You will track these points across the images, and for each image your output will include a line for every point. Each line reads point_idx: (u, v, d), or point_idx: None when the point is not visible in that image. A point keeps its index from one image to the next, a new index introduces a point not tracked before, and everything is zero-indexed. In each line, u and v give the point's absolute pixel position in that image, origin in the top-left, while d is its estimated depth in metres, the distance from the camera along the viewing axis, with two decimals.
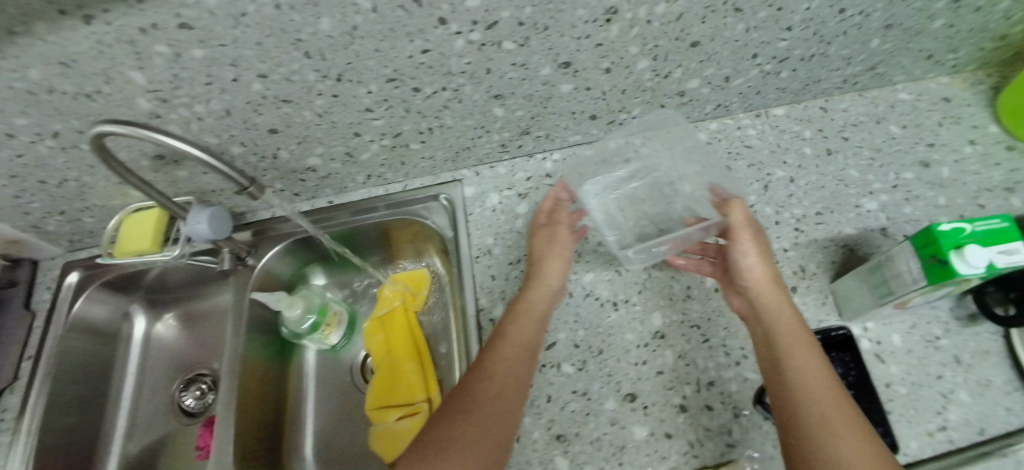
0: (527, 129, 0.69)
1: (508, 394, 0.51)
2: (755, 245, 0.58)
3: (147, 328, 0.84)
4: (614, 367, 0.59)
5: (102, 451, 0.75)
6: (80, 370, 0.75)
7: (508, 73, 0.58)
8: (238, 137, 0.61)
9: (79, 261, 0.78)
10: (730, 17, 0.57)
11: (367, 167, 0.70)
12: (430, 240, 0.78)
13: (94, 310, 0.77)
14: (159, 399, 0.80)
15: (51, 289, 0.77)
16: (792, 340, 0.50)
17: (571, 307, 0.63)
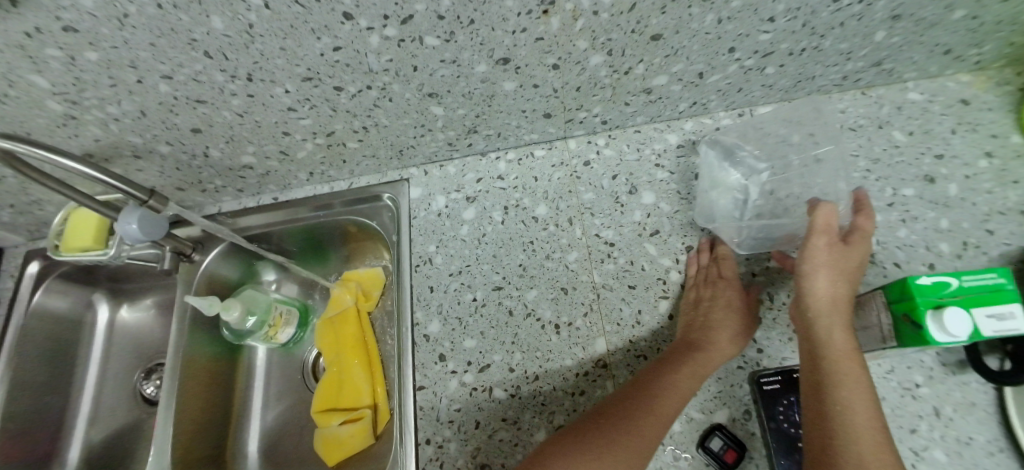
0: (474, 128, 0.63)
1: (606, 455, 0.46)
2: (840, 252, 0.50)
3: (111, 316, 0.84)
4: (548, 396, 0.55)
5: (64, 437, 0.76)
6: (42, 358, 0.75)
7: (440, 71, 0.54)
8: (162, 137, 0.59)
9: (38, 251, 0.78)
10: (696, 7, 0.49)
11: (306, 165, 0.67)
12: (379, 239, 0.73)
13: (55, 301, 0.78)
14: (121, 387, 0.81)
15: (14, 277, 0.78)
16: (839, 366, 0.44)
17: (510, 327, 0.58)
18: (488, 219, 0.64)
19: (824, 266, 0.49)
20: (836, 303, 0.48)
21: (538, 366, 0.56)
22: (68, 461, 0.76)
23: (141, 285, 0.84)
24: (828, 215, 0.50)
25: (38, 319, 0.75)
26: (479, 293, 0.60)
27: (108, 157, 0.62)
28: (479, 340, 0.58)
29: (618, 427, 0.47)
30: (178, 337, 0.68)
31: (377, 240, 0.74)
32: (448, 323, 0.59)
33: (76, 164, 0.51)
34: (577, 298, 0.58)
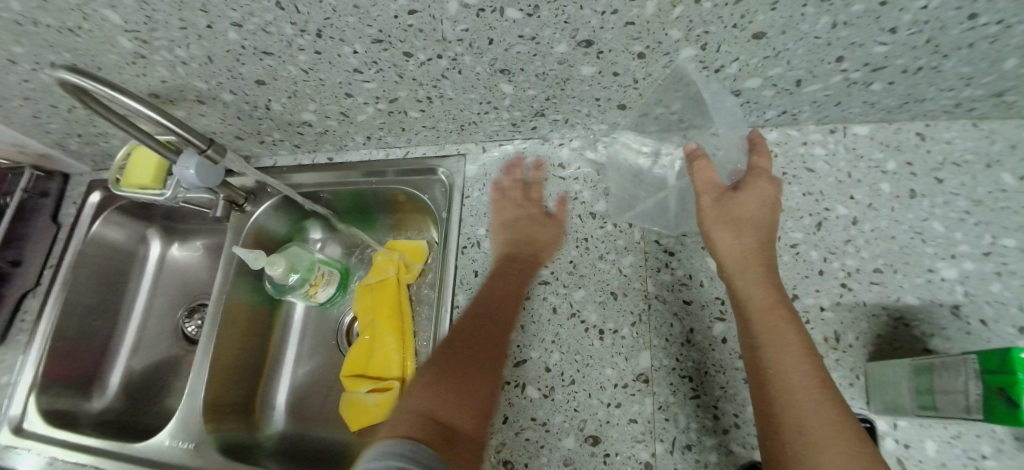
0: (542, 111, 0.59)
1: (484, 361, 0.48)
2: (731, 202, 0.49)
3: (161, 253, 0.86)
4: (582, 403, 0.52)
5: (109, 362, 0.80)
6: (94, 285, 0.79)
7: (516, 47, 0.50)
8: (226, 86, 0.58)
9: (101, 182, 0.80)
10: (811, 7, 0.44)
11: (364, 129, 0.64)
12: (428, 213, 0.71)
13: (111, 232, 0.80)
14: (164, 323, 0.83)
15: (77, 204, 0.81)
16: (765, 326, 0.43)
17: (552, 325, 0.55)
18: (542, 209, 0.61)
19: (718, 224, 0.49)
20: (746, 259, 0.48)
21: (575, 371, 0.53)
22: (110, 385, 0.80)
23: (192, 227, 0.85)
24: (706, 171, 0.50)
25: (93, 247, 0.78)
26: (523, 285, 0.58)
27: (173, 99, 0.62)
28: (517, 333, 0.56)
29: (478, 338, 0.50)
30: (223, 283, 0.70)
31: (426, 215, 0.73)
32: None
33: (148, 109, 0.51)
34: (626, 305, 0.55)
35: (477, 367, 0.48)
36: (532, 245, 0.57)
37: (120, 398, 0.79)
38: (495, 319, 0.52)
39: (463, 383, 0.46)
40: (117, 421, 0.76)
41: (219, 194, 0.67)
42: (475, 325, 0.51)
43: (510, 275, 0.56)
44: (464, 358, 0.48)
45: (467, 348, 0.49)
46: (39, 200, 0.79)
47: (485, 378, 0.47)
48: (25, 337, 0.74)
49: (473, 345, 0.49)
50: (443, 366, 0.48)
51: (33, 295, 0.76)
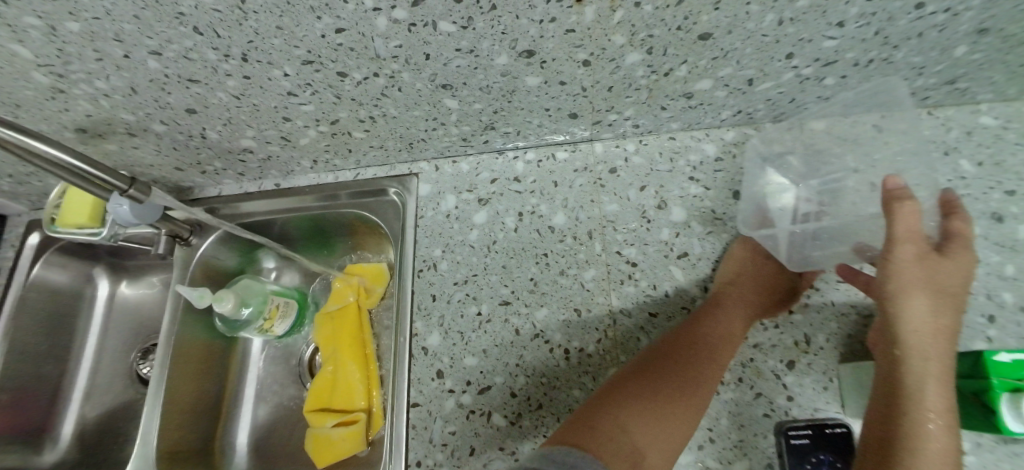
0: (491, 124, 0.57)
1: (624, 398, 0.48)
2: (934, 264, 0.42)
3: (112, 292, 0.81)
4: (551, 426, 0.51)
5: (59, 411, 0.75)
6: (39, 331, 0.74)
7: (456, 60, 0.48)
8: (156, 116, 0.55)
9: (39, 223, 0.76)
10: (752, 5, 0.42)
11: (310, 152, 0.62)
12: (384, 234, 0.69)
13: (54, 275, 0.75)
14: (119, 365, 0.79)
15: (14, 248, 0.76)
16: (920, 419, 0.38)
17: (514, 348, 0.53)
18: (500, 225, 0.58)
19: (918, 288, 0.41)
20: (931, 337, 0.40)
21: (542, 393, 0.52)
22: (62, 436, 0.75)
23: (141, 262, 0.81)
24: (912, 218, 0.42)
25: (35, 291, 0.73)
26: (483, 307, 0.55)
27: (102, 133, 0.58)
28: (479, 359, 0.54)
29: (654, 376, 0.49)
30: (172, 323, 0.66)
31: (383, 239, 0.70)
32: (449, 337, 0.55)
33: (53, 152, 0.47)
34: (590, 322, 0.53)
35: (687, 400, 0.47)
36: (740, 277, 0.55)
37: (73, 451, 0.74)
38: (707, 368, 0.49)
39: (659, 416, 0.47)
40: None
41: (161, 231, 0.64)
42: (697, 359, 0.49)
43: (716, 310, 0.52)
44: (655, 397, 0.48)
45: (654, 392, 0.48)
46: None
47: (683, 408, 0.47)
48: None
49: (630, 383, 0.48)
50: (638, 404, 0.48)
51: None
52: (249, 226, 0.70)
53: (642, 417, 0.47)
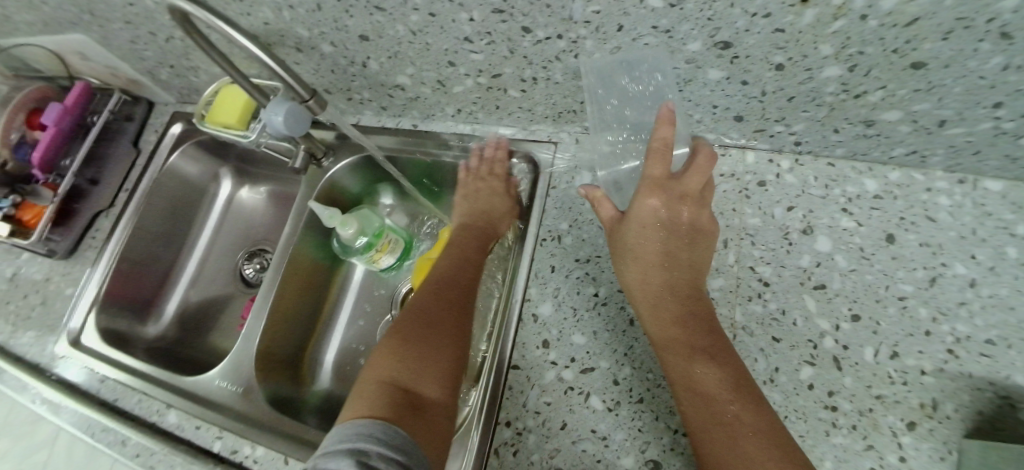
0: (650, 110, 0.56)
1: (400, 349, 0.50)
2: (624, 220, 0.53)
3: (230, 194, 0.86)
4: (647, 423, 0.50)
5: (169, 289, 0.82)
6: (165, 214, 0.80)
7: (644, 38, 0.47)
8: (329, 37, 0.56)
9: (184, 114, 0.81)
10: (990, 42, 0.38)
11: (458, 101, 0.62)
12: (505, 198, 0.69)
13: (186, 166, 0.81)
14: (224, 262, 0.84)
15: (159, 133, 0.82)
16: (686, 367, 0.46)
17: (626, 337, 0.52)
18: None
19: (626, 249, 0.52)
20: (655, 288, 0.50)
21: (645, 389, 0.51)
22: (166, 312, 0.81)
23: (263, 172, 0.85)
24: (606, 205, 0.55)
25: (168, 178, 0.79)
26: (601, 290, 0.55)
27: (271, 43, 0.60)
28: (588, 339, 0.53)
29: (428, 324, 0.52)
30: (292, 235, 0.69)
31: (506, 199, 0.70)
32: (561, 309, 0.55)
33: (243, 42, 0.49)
34: None
35: (440, 343, 0.51)
36: (613, 225, 0.53)
37: (173, 330, 0.80)
38: (447, 304, 0.55)
39: (428, 363, 0.49)
40: (168, 351, 0.77)
41: (301, 146, 0.67)
42: (450, 300, 0.55)
43: (449, 262, 0.60)
44: (416, 342, 0.51)
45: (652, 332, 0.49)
46: (124, 123, 0.81)
47: (450, 338, 0.52)
48: (93, 255, 0.76)
49: (410, 335, 0.52)
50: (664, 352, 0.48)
51: (107, 214, 0.79)
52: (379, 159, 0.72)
53: (427, 363, 0.49)
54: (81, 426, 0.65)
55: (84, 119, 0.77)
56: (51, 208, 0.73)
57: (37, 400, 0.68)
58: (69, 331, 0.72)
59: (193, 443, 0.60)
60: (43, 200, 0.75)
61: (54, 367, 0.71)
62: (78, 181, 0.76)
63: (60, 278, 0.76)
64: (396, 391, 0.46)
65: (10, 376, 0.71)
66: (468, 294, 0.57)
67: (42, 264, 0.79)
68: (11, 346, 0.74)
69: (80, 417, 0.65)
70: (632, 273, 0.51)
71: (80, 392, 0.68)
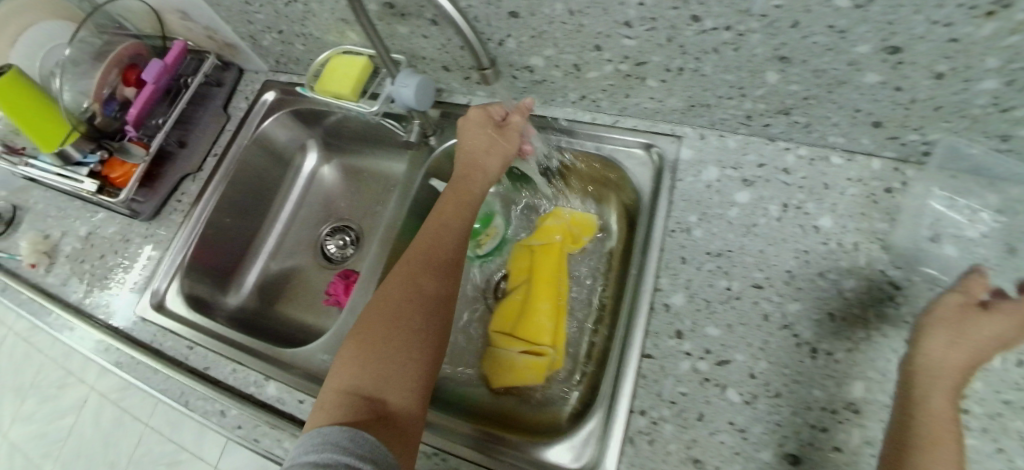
0: (789, 108, 0.56)
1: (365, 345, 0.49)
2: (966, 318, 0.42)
3: (314, 168, 0.86)
4: (786, 417, 0.50)
5: (249, 259, 0.82)
6: (251, 184, 0.80)
7: (815, 37, 0.47)
8: (473, 11, 0.55)
9: (278, 82, 0.80)
10: None
11: (589, 87, 0.62)
12: (620, 190, 0.68)
13: (277, 135, 0.80)
14: (305, 235, 0.84)
15: (249, 100, 0.81)
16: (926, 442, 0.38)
17: (760, 331, 0.53)
18: (763, 209, 0.57)
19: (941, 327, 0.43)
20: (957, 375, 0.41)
21: (782, 383, 0.51)
22: (245, 283, 0.81)
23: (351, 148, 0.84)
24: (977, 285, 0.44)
25: (258, 146, 0.79)
26: (734, 284, 0.55)
27: (405, 13, 0.59)
28: (722, 331, 0.53)
29: (394, 319, 0.50)
30: (398, 209, 0.69)
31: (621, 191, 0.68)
32: (695, 301, 0.55)
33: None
34: (843, 328, 0.52)
35: (405, 340, 0.49)
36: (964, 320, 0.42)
37: (250, 300, 0.79)
38: (412, 296, 0.52)
39: (389, 367, 0.47)
40: (249, 321, 0.75)
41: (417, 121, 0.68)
42: (416, 293, 0.52)
43: (419, 248, 0.56)
44: (379, 342, 0.48)
45: (947, 405, 0.39)
46: (214, 87, 0.80)
47: (416, 334, 0.49)
48: (178, 219, 0.75)
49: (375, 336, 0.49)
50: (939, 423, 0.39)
51: (194, 178, 0.77)
52: None
53: (395, 363, 0.47)
54: (171, 392, 0.63)
55: (177, 80, 0.74)
56: (141, 167, 0.71)
57: (120, 362, 0.67)
58: (152, 295, 0.71)
59: (295, 417, 0.58)
60: (131, 159, 0.73)
61: (132, 330, 0.69)
62: (167, 142, 0.74)
63: (141, 240, 0.75)
64: (362, 398, 0.45)
65: (87, 337, 0.69)
66: (437, 279, 0.54)
67: (119, 222, 0.77)
68: (86, 306, 0.72)
69: (167, 387, 0.64)
70: (937, 349, 0.42)
71: (166, 358, 0.67)
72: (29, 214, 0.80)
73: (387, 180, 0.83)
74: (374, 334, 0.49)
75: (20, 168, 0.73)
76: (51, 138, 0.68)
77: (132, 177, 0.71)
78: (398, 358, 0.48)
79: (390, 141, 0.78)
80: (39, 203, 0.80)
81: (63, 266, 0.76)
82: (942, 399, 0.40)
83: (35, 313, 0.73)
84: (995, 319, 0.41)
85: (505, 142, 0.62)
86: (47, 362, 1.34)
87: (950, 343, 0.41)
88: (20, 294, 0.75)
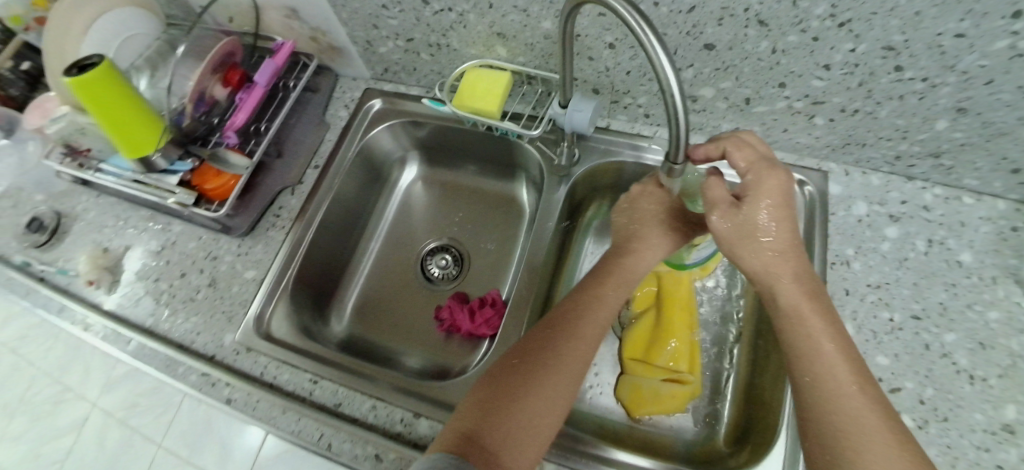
0: (938, 153, 0.59)
1: (506, 381, 0.49)
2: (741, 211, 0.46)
3: (409, 182, 0.86)
4: (955, 440, 0.53)
5: (348, 277, 0.79)
6: (352, 198, 0.78)
7: (999, 94, 0.48)
8: (666, 40, 0.54)
9: (379, 90, 0.79)
10: None
11: (750, 119, 0.63)
12: None
13: (380, 144, 0.80)
14: (404, 253, 0.81)
15: (349, 109, 0.79)
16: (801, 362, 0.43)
17: (925, 360, 0.57)
18: (910, 245, 0.62)
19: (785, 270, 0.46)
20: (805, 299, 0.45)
21: (949, 409, 0.55)
22: (345, 304, 0.77)
23: (453, 164, 0.84)
24: (772, 184, 0.46)
25: (361, 157, 0.77)
26: (896, 315, 0.59)
27: (580, 36, 0.57)
28: (892, 360, 0.57)
29: (538, 360, 0.50)
30: (538, 234, 0.68)
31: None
32: (864, 332, 0.58)
33: (679, 93, 0.37)
34: (996, 356, 0.56)
35: (541, 385, 0.49)
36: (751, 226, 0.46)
37: (354, 324, 0.75)
38: (570, 335, 0.53)
39: (518, 409, 0.46)
40: (357, 346, 0.72)
41: (567, 144, 0.67)
42: (558, 334, 0.53)
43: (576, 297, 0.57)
44: (524, 374, 0.49)
45: (834, 392, 0.41)
46: (309, 93, 0.79)
47: (554, 381, 0.49)
48: (279, 236, 0.71)
49: (522, 368, 0.50)
50: (838, 423, 0.39)
51: (293, 191, 0.73)
52: (630, 169, 0.72)
53: (533, 403, 0.47)
54: (307, 435, 0.56)
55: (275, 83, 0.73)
56: (244, 178, 0.67)
57: (231, 399, 0.60)
58: (257, 322, 0.64)
59: None
60: (229, 170, 0.68)
61: (235, 360, 0.63)
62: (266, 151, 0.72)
63: (232, 258, 0.70)
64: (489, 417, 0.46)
65: (180, 366, 0.62)
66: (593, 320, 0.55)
67: (202, 238, 0.72)
68: (164, 331, 0.66)
69: (302, 428, 0.57)
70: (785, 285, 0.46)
71: (285, 392, 0.60)
72: (75, 222, 0.78)
73: (493, 197, 0.83)
74: (519, 367, 0.50)
75: (86, 174, 0.70)
76: (142, 146, 0.63)
77: (231, 191, 0.67)
78: (535, 401, 0.47)
79: (505, 157, 0.78)
80: (91, 211, 0.78)
81: (131, 285, 0.71)
82: (839, 388, 0.41)
83: (108, 339, 0.67)
84: (757, 196, 0.46)
85: (673, 222, 0.59)
86: (39, 378, 1.25)
87: (746, 235, 0.46)
88: (84, 318, 0.69)
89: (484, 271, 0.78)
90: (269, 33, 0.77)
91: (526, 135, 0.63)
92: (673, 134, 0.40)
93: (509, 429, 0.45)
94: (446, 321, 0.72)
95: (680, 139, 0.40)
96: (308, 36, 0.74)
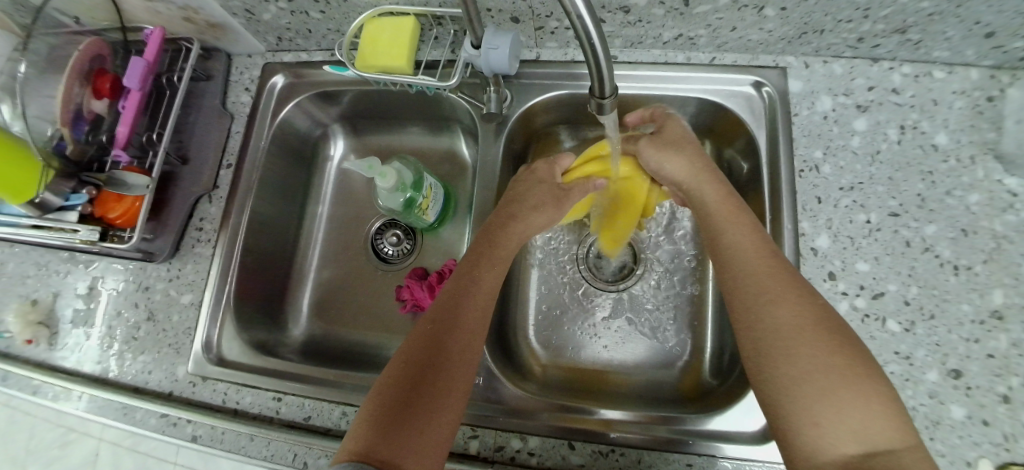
0: (903, 28, 0.52)
1: (412, 373, 0.45)
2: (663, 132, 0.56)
3: (340, 158, 0.79)
4: (943, 337, 0.51)
5: (299, 271, 0.74)
6: (279, 189, 0.71)
7: None
8: None
9: (280, 63, 0.69)
10: None
11: (693, 22, 0.55)
12: (726, 132, 0.65)
13: (296, 124, 0.71)
14: (352, 235, 0.75)
15: (251, 92, 0.70)
16: (720, 222, 0.50)
17: (906, 259, 0.53)
18: (883, 135, 0.57)
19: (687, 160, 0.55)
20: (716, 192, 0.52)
21: (935, 305, 0.51)
22: (301, 301, 0.73)
23: (384, 128, 0.77)
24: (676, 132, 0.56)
25: (278, 144, 0.70)
26: (872, 216, 0.55)
27: None
28: (872, 265, 0.53)
29: (427, 353, 0.46)
30: (483, 194, 0.62)
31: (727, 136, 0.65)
32: (840, 240, 0.54)
33: (588, 15, 0.29)
34: (980, 242, 0.52)
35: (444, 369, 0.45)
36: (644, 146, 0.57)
37: (313, 324, 0.71)
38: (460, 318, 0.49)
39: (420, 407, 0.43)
40: (319, 346, 0.69)
41: (493, 87, 0.60)
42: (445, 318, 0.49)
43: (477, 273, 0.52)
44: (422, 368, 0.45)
45: (753, 264, 0.46)
46: (202, 83, 0.69)
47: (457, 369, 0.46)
48: (207, 252, 0.65)
49: (421, 356, 0.46)
50: (756, 288, 0.44)
51: (211, 199, 0.67)
52: (571, 101, 0.65)
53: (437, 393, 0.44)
54: (281, 458, 0.54)
55: (158, 79, 0.64)
56: (148, 198, 0.60)
57: (197, 436, 0.57)
58: (206, 349, 0.61)
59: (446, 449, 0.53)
60: (129, 191, 0.61)
61: (193, 393, 0.60)
62: (168, 160, 0.64)
63: (164, 285, 0.65)
64: (398, 408, 0.43)
65: (138, 412, 0.60)
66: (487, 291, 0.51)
67: (131, 270, 0.67)
68: (114, 377, 0.63)
69: (274, 452, 0.55)
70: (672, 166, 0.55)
71: (250, 416, 0.58)
72: None
73: (435, 159, 0.76)
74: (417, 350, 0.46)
75: None
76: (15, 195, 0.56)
77: (139, 214, 0.60)
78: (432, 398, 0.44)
79: (436, 112, 0.71)
80: (8, 263, 0.71)
81: (69, 335, 0.66)
82: (753, 260, 0.46)
83: (61, 397, 0.63)
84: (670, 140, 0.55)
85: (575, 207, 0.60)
86: None
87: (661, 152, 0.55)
88: (32, 381, 0.65)
89: (441, 240, 0.73)
90: (138, 22, 0.66)
91: (443, 87, 0.55)
92: (592, 65, 0.34)
93: (401, 426, 0.42)
94: (408, 301, 0.67)
95: (600, 71, 0.34)
96: (180, 17, 0.64)
